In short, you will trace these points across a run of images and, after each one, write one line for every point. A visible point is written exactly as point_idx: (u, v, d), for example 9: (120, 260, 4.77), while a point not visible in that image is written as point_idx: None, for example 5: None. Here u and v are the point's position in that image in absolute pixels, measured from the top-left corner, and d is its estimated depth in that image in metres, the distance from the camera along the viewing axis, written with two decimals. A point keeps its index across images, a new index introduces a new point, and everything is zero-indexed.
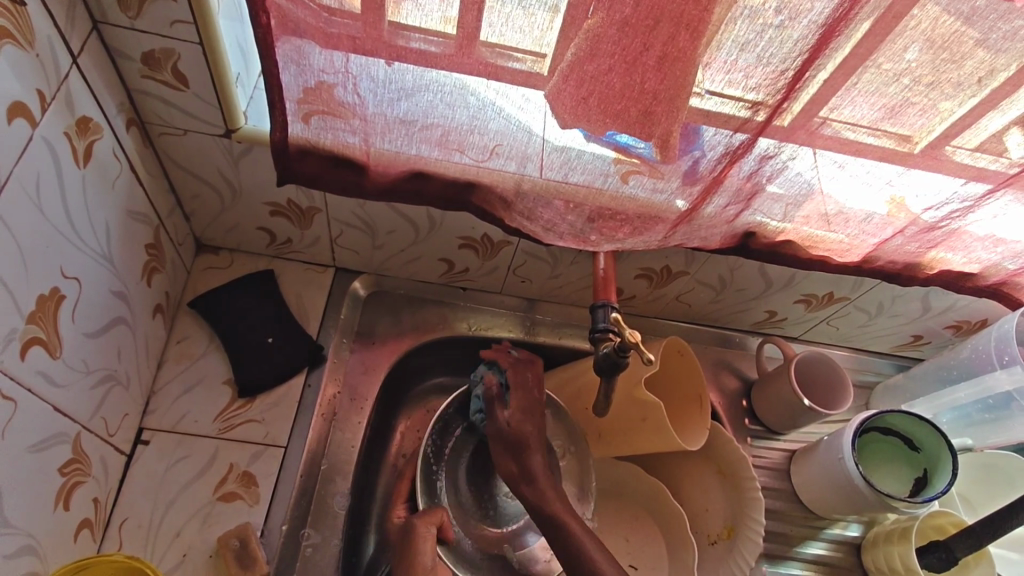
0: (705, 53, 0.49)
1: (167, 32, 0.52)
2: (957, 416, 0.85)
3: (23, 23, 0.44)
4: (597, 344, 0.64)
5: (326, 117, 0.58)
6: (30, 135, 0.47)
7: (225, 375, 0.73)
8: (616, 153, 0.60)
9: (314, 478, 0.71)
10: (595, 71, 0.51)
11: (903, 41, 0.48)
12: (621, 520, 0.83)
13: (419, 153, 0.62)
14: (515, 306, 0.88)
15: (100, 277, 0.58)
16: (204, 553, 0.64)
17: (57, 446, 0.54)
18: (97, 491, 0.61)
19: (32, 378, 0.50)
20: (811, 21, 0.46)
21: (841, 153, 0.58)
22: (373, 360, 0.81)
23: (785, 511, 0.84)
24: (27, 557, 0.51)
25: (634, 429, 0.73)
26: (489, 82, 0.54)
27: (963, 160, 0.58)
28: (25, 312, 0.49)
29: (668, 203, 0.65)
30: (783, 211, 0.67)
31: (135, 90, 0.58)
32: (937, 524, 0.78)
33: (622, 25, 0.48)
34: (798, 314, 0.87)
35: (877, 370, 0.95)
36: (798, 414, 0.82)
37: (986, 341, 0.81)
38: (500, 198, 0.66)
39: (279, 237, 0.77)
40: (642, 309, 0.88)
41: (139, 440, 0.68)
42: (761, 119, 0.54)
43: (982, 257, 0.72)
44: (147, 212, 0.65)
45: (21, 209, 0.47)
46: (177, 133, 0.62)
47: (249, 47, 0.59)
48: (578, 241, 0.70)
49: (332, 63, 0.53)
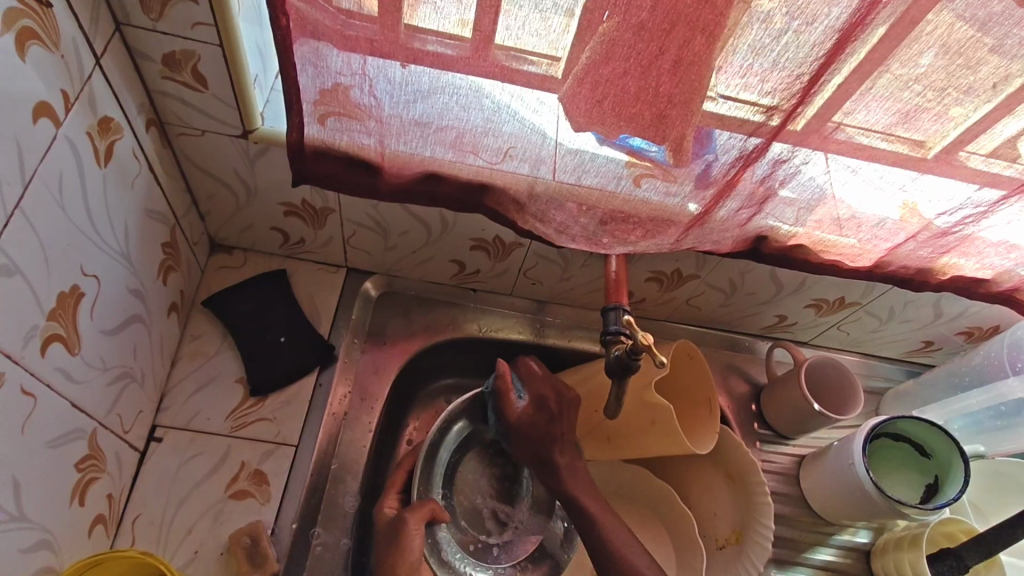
0: (720, 58, 0.49)
1: (188, 34, 0.53)
2: (968, 422, 0.83)
3: (49, 24, 0.45)
4: (608, 346, 0.63)
5: (342, 118, 0.59)
6: (53, 135, 0.48)
7: (237, 374, 0.74)
8: (629, 157, 0.60)
9: (324, 477, 0.72)
10: (610, 75, 0.51)
11: (918, 47, 0.48)
12: (628, 523, 0.82)
13: (433, 155, 0.63)
14: (526, 308, 0.89)
15: (118, 276, 0.59)
16: (215, 550, 0.65)
17: (73, 441, 0.55)
18: (111, 488, 0.62)
19: (51, 375, 0.51)
20: (827, 26, 0.46)
21: (855, 158, 0.58)
22: (384, 361, 0.81)
23: (793, 516, 0.84)
24: (43, 552, 0.52)
25: (644, 433, 0.73)
26: (505, 85, 0.55)
27: (977, 165, 0.58)
28: (45, 308, 0.49)
29: (680, 207, 0.65)
30: (796, 216, 0.67)
31: (154, 91, 0.58)
32: (948, 531, 0.78)
33: (638, 29, 0.48)
34: (809, 318, 0.87)
35: (885, 375, 0.95)
36: (807, 420, 0.82)
37: (998, 347, 0.83)
38: (513, 200, 0.67)
39: (293, 237, 0.78)
40: (652, 312, 0.88)
41: (153, 437, 0.69)
42: (775, 124, 0.54)
43: (994, 263, 0.72)
44: (164, 211, 0.66)
45: (44, 208, 0.48)
46: (194, 134, 0.63)
47: (267, 49, 0.60)
48: (590, 244, 0.71)
49: (349, 65, 0.54)
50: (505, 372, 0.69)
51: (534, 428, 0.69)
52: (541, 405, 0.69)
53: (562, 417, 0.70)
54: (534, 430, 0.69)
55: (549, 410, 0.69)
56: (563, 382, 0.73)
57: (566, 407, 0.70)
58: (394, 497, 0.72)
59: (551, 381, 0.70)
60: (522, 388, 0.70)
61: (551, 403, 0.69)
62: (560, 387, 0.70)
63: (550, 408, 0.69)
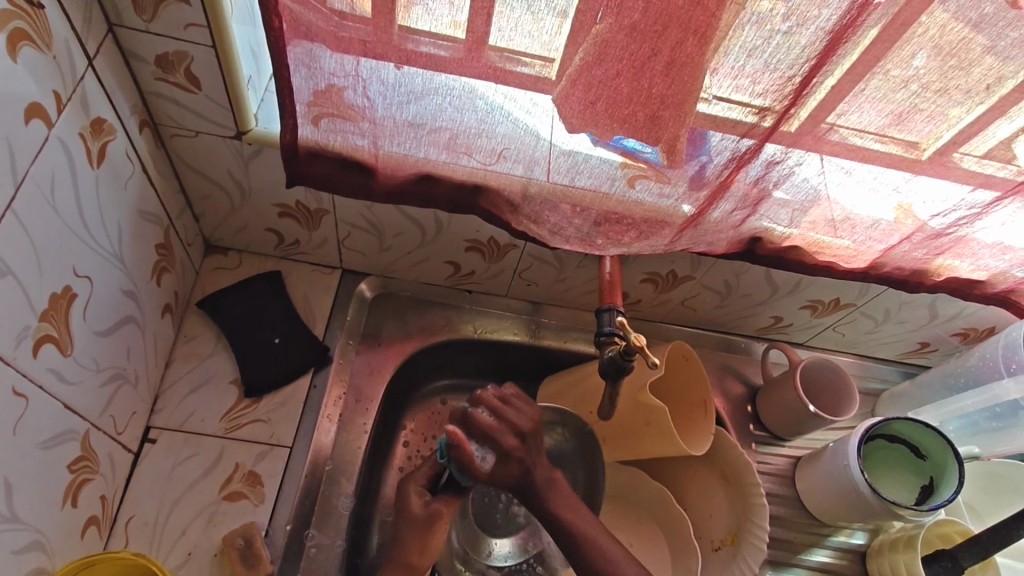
0: (713, 59, 0.49)
1: (181, 34, 0.53)
2: (963, 424, 0.84)
3: (41, 25, 0.45)
4: (602, 347, 0.64)
5: (335, 119, 0.59)
6: (45, 135, 0.47)
7: (232, 375, 0.74)
8: (623, 158, 0.60)
9: (319, 479, 0.72)
10: (603, 76, 0.51)
11: (910, 48, 0.48)
12: (625, 525, 0.82)
13: (427, 157, 0.63)
14: (521, 310, 0.88)
15: (111, 276, 0.59)
16: (209, 552, 0.65)
17: (66, 442, 0.55)
18: (104, 489, 0.62)
19: (44, 375, 0.51)
20: (819, 27, 0.46)
21: (848, 160, 0.58)
22: (379, 362, 0.81)
23: (789, 517, 0.84)
24: (35, 553, 0.52)
25: (638, 434, 0.73)
26: (498, 86, 0.55)
27: (971, 167, 0.58)
28: (38, 309, 0.49)
29: (674, 208, 0.65)
30: (790, 217, 0.67)
31: (147, 92, 0.58)
32: (943, 533, 0.78)
33: (630, 30, 0.48)
34: (804, 320, 0.87)
35: (881, 376, 0.95)
36: (803, 421, 0.82)
37: (993, 349, 0.82)
38: (507, 202, 0.67)
39: (287, 238, 0.78)
40: (647, 313, 0.88)
41: (146, 438, 0.68)
42: (767, 125, 0.54)
43: (989, 264, 0.72)
44: (158, 212, 0.66)
45: (36, 209, 0.48)
46: (188, 135, 0.63)
47: (261, 50, 0.60)
48: (584, 245, 0.71)
49: (342, 66, 0.54)
50: (457, 440, 0.62)
51: (508, 477, 0.65)
52: (505, 454, 0.65)
53: (531, 458, 0.66)
54: (508, 476, 0.65)
55: (517, 457, 0.65)
56: (528, 410, 0.68)
57: (534, 444, 0.67)
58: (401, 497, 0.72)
59: (514, 425, 0.66)
60: (482, 444, 0.65)
61: (516, 453, 0.65)
62: (523, 426, 0.66)
63: (517, 458, 0.65)
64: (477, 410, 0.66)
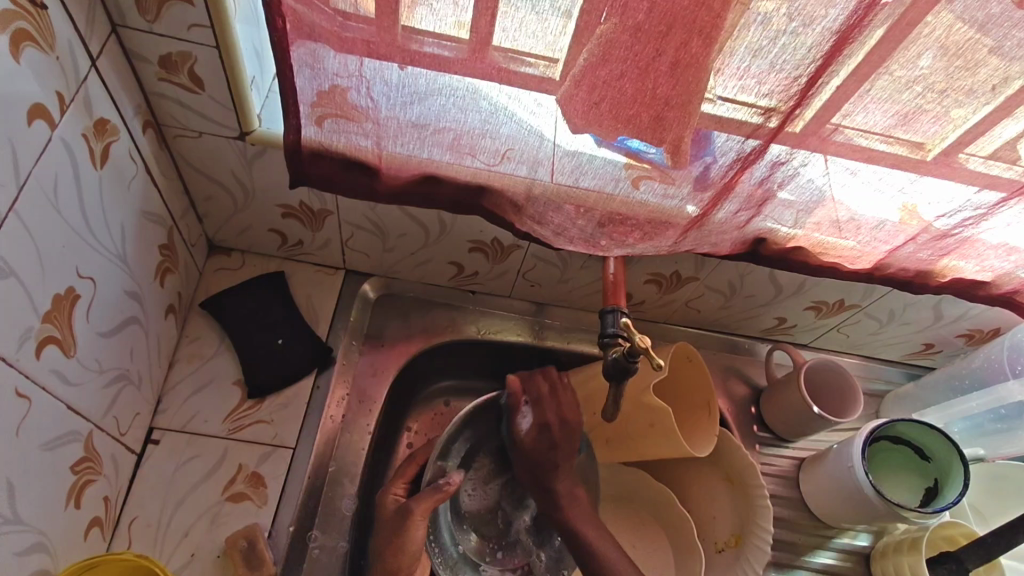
0: (718, 60, 0.49)
1: (185, 35, 0.53)
2: (968, 426, 0.83)
3: (44, 26, 0.45)
4: (605, 349, 0.63)
5: (339, 120, 0.59)
6: (48, 136, 0.47)
7: (235, 376, 0.74)
8: (627, 158, 0.60)
9: (322, 481, 0.72)
10: (607, 77, 0.51)
11: (916, 49, 0.48)
12: (628, 527, 0.82)
13: (431, 157, 0.63)
14: (525, 311, 0.88)
15: (115, 277, 0.59)
16: (212, 553, 0.65)
17: (69, 443, 0.55)
18: (108, 490, 0.62)
19: (46, 377, 0.51)
20: (825, 28, 0.46)
21: (853, 160, 0.58)
22: (382, 363, 0.81)
23: (792, 519, 0.84)
24: (38, 555, 0.52)
25: (643, 436, 0.73)
26: (502, 87, 0.55)
27: (977, 168, 0.58)
28: (41, 311, 0.49)
29: (678, 209, 0.65)
30: (795, 218, 0.67)
31: (151, 93, 0.58)
32: (947, 535, 0.77)
33: (635, 31, 0.48)
34: (809, 321, 0.86)
35: (886, 378, 0.94)
36: (808, 422, 0.82)
37: (999, 350, 0.82)
38: (511, 203, 0.67)
39: (291, 239, 0.78)
40: (651, 314, 0.88)
41: (149, 439, 0.68)
42: (772, 126, 0.54)
43: (994, 265, 0.72)
44: (162, 213, 0.65)
45: (39, 210, 0.47)
46: (192, 136, 0.63)
47: (265, 51, 0.60)
48: (588, 246, 0.70)
49: (345, 67, 0.54)
50: (514, 389, 0.72)
51: (536, 451, 0.70)
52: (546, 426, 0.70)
53: (563, 448, 0.70)
54: (537, 451, 0.70)
55: (552, 436, 0.70)
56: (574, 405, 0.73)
57: (569, 436, 0.71)
58: (401, 485, 0.72)
59: (560, 405, 0.71)
60: (531, 411, 0.72)
61: (554, 430, 0.70)
62: (566, 413, 0.71)
63: (553, 435, 0.70)
64: (543, 380, 0.73)
